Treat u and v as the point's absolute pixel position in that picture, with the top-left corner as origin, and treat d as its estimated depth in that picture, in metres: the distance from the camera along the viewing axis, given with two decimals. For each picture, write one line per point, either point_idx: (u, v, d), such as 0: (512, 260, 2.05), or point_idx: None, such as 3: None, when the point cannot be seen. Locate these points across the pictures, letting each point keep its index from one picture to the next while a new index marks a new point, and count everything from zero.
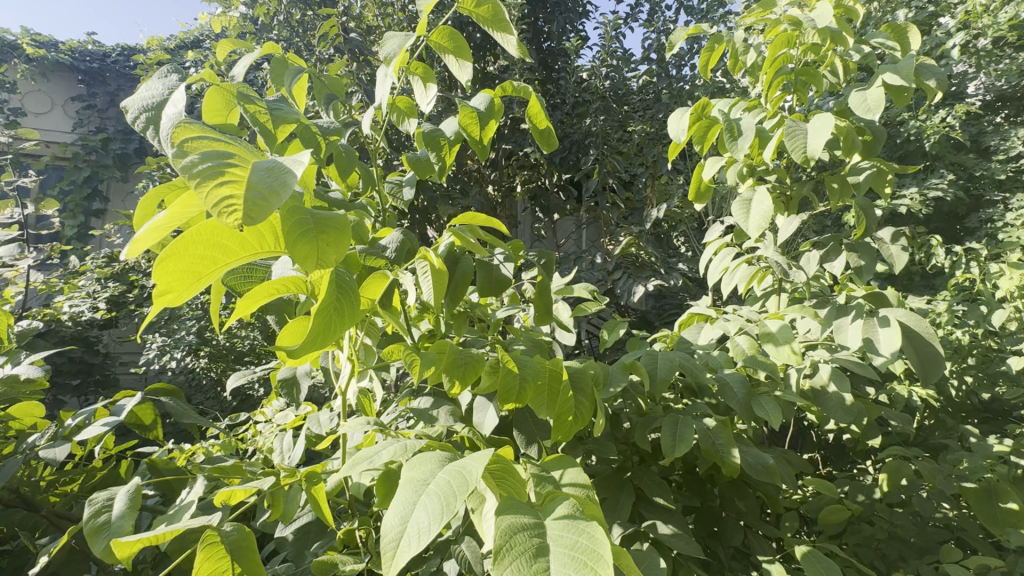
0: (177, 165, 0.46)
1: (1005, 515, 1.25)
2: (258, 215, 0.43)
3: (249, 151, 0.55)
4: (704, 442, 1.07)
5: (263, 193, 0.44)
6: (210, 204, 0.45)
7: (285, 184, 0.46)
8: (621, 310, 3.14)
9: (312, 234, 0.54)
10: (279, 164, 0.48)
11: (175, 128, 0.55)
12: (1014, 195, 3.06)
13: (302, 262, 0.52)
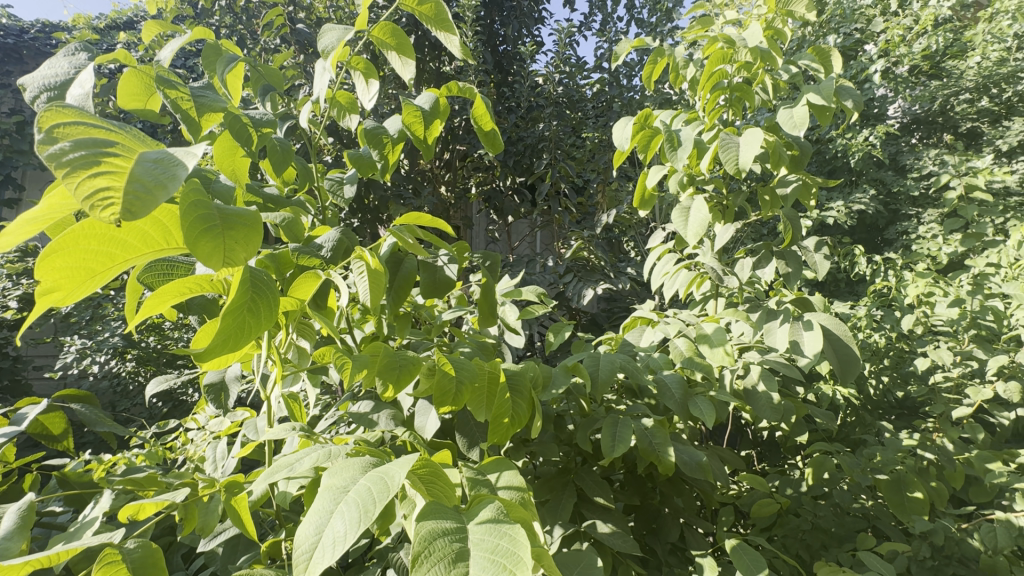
0: (44, 154, 0.42)
1: (911, 503, 1.36)
2: (140, 209, 0.41)
3: (138, 139, 0.51)
4: (642, 441, 1.10)
5: (148, 185, 0.42)
6: (83, 196, 0.42)
7: (174, 176, 0.43)
8: (572, 313, 3.18)
9: (217, 231, 0.52)
10: (167, 154, 0.46)
11: (42, 112, 0.50)
12: (925, 211, 3.32)
13: (207, 260, 0.50)
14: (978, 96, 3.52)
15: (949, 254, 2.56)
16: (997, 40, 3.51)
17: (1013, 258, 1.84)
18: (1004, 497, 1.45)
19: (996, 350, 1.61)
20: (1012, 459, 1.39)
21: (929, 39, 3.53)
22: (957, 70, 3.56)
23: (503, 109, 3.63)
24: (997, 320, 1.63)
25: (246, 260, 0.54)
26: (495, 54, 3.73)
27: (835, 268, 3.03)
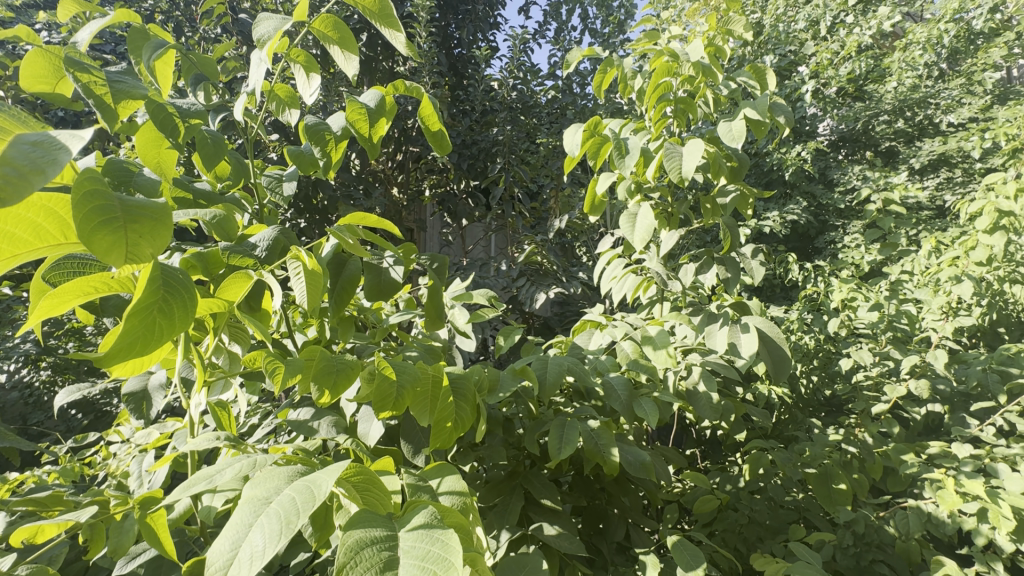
0: None
1: (837, 495, 1.45)
2: (11, 195, 0.37)
3: (18, 120, 0.47)
4: (588, 443, 1.12)
5: (22, 170, 0.38)
6: None
7: (55, 161, 0.40)
8: (525, 317, 3.19)
9: (119, 225, 0.48)
10: (48, 136, 0.42)
11: None
12: (850, 222, 3.53)
13: (106, 255, 0.46)
14: (895, 118, 3.82)
15: (871, 262, 2.76)
16: (910, 68, 3.77)
17: (923, 267, 2.01)
18: (916, 486, 1.57)
19: (909, 350, 1.76)
20: (923, 450, 1.52)
21: (853, 63, 3.81)
22: (878, 94, 3.86)
23: (457, 112, 3.61)
24: (910, 323, 1.77)
25: (154, 255, 0.50)
26: (449, 56, 3.71)
27: (770, 274, 3.20)
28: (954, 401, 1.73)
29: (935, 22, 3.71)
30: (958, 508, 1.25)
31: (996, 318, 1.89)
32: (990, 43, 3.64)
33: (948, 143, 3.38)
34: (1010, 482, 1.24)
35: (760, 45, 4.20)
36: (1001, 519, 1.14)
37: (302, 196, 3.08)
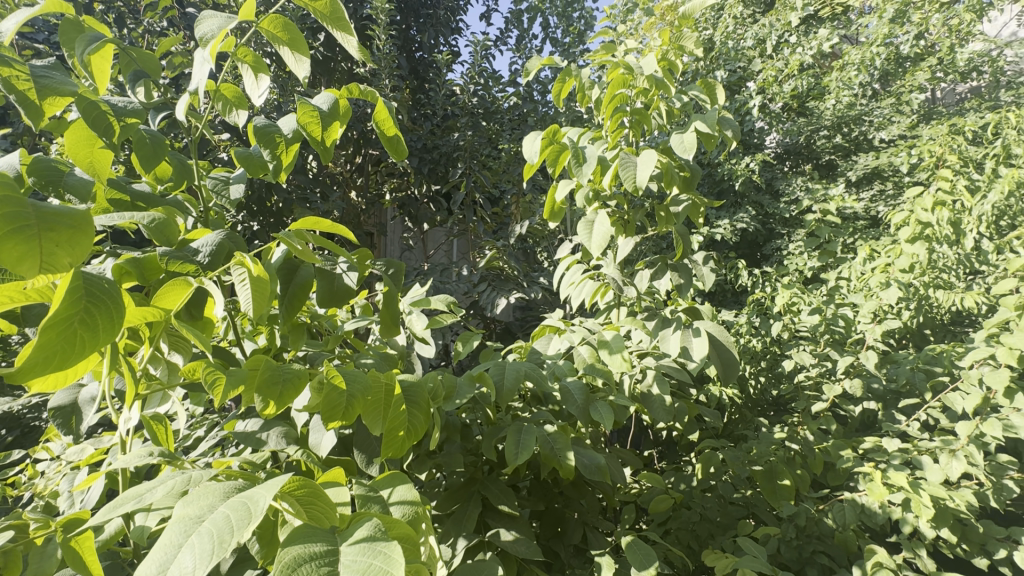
0: None
1: (782, 490, 1.52)
2: None
3: None
4: (544, 447, 1.13)
5: None
6: None
7: None
8: (486, 322, 3.19)
9: (34, 232, 0.47)
10: None
11: None
12: (793, 231, 3.73)
13: (15, 264, 0.45)
14: (834, 133, 4.07)
15: (813, 269, 2.92)
16: (846, 87, 4.00)
17: (858, 273, 2.14)
18: (853, 479, 1.67)
19: (845, 351, 1.87)
20: (858, 445, 1.61)
21: (796, 81, 4.03)
22: (818, 110, 4.09)
23: (418, 116, 3.58)
24: (846, 325, 1.88)
25: (74, 265, 0.49)
26: (410, 60, 3.68)
27: (721, 280, 3.33)
28: (886, 398, 1.85)
29: (868, 45, 3.97)
30: (887, 498, 1.34)
31: (921, 321, 2.03)
32: (916, 66, 3.93)
33: (881, 157, 3.63)
34: (932, 473, 1.34)
35: (713, 60, 4.39)
36: (923, 507, 1.23)
37: (256, 198, 2.98)
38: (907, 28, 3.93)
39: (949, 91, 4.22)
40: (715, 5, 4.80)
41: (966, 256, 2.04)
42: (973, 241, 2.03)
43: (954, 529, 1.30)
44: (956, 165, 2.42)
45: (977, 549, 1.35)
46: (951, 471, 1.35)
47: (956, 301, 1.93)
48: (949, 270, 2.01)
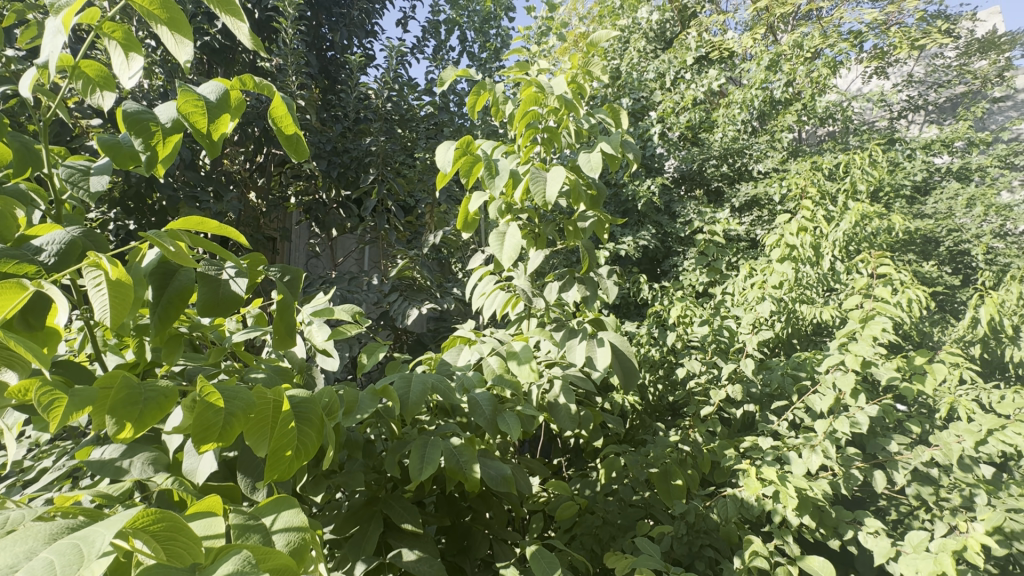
0: None
1: (675, 490, 1.61)
2: None
3: None
4: (449, 461, 1.10)
5: None
6: None
7: None
8: (396, 333, 3.09)
9: None
10: None
11: None
12: (688, 249, 4.07)
13: None
14: (721, 163, 4.52)
15: (703, 284, 3.20)
16: (731, 123, 4.48)
17: (740, 289, 2.38)
18: (734, 476, 1.83)
19: (729, 359, 2.06)
20: (739, 444, 1.78)
21: (690, 114, 4.44)
22: (708, 141, 4.54)
23: (327, 117, 3.41)
24: (730, 336, 2.08)
25: None
26: (320, 58, 3.51)
27: (625, 293, 3.52)
28: (762, 401, 2.07)
29: (749, 88, 4.48)
30: (762, 491, 1.49)
31: (790, 331, 2.31)
32: (786, 109, 4.51)
33: (758, 187, 4.09)
34: (797, 467, 1.52)
35: (619, 87, 4.70)
36: (790, 498, 1.38)
37: (133, 194, 2.66)
38: (779, 76, 4.50)
39: (811, 134, 4.88)
40: (622, 38, 5.16)
41: (823, 275, 2.35)
42: (830, 262, 2.34)
43: (815, 516, 1.48)
44: (816, 197, 2.79)
45: (832, 532, 1.54)
46: (811, 464, 1.54)
47: (816, 314, 2.22)
48: (811, 287, 2.31)
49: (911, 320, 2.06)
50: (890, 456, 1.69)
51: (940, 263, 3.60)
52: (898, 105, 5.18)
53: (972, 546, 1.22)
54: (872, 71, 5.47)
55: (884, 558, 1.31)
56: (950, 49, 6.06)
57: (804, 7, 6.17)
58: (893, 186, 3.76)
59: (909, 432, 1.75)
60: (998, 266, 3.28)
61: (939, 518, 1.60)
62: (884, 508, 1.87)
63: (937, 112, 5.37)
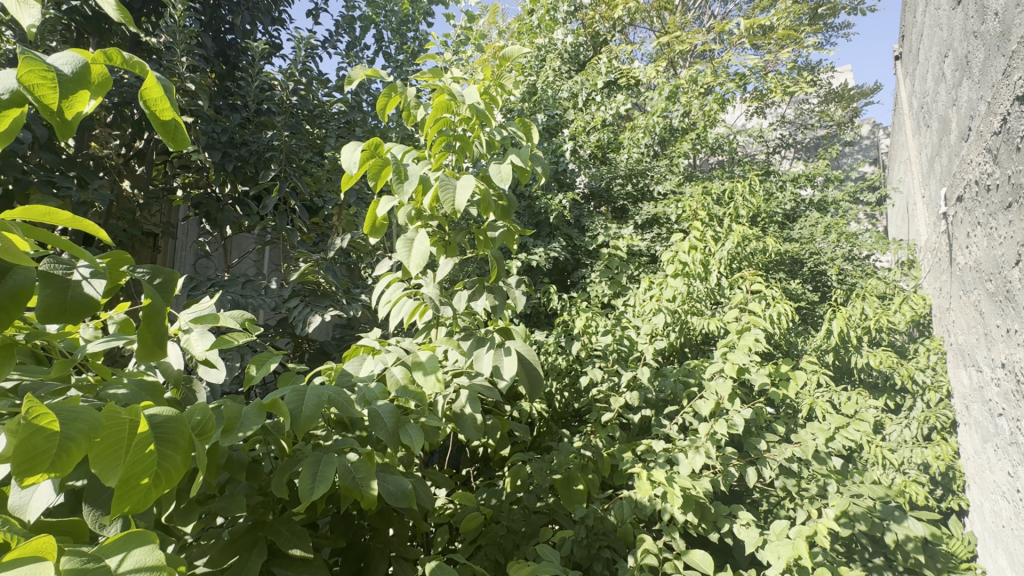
0: None
1: (576, 494, 1.67)
2: None
3: None
4: (344, 479, 1.04)
5: None
6: None
7: None
8: (296, 342, 2.89)
9: None
10: None
11: None
12: (595, 262, 4.27)
13: None
14: (627, 183, 4.81)
15: (608, 296, 3.37)
16: (636, 146, 4.80)
17: (640, 301, 2.54)
18: (631, 479, 1.93)
19: (628, 367, 2.19)
20: (635, 448, 1.88)
21: (599, 134, 4.70)
22: (615, 161, 4.81)
23: (224, 105, 3.13)
24: (630, 344, 2.22)
25: None
26: (216, 40, 3.19)
27: (536, 303, 3.60)
28: (656, 405, 2.21)
29: (651, 115, 4.85)
30: (653, 492, 1.59)
31: (682, 340, 2.50)
32: (683, 137, 4.92)
33: (658, 207, 4.41)
34: (683, 467, 1.64)
35: (535, 103, 4.86)
36: (676, 497, 1.49)
37: None
38: (677, 107, 4.91)
39: (704, 161, 5.38)
40: (539, 56, 5.34)
41: (711, 290, 2.57)
42: (716, 278, 2.58)
43: (697, 512, 1.60)
44: (705, 219, 3.08)
45: (712, 526, 1.68)
46: (695, 464, 1.67)
47: (704, 325, 2.42)
48: (700, 301, 2.52)
49: (780, 330, 2.32)
50: (762, 454, 1.89)
51: (804, 281, 4.12)
52: (773, 141, 5.88)
53: (822, 531, 1.40)
54: (754, 110, 6.18)
55: (754, 546, 1.44)
56: (814, 97, 7.02)
57: (700, 46, 6.82)
58: (768, 213, 4.25)
59: (778, 431, 1.97)
60: (847, 285, 3.83)
61: (800, 507, 1.81)
62: (757, 500, 2.08)
63: (803, 150, 6.19)
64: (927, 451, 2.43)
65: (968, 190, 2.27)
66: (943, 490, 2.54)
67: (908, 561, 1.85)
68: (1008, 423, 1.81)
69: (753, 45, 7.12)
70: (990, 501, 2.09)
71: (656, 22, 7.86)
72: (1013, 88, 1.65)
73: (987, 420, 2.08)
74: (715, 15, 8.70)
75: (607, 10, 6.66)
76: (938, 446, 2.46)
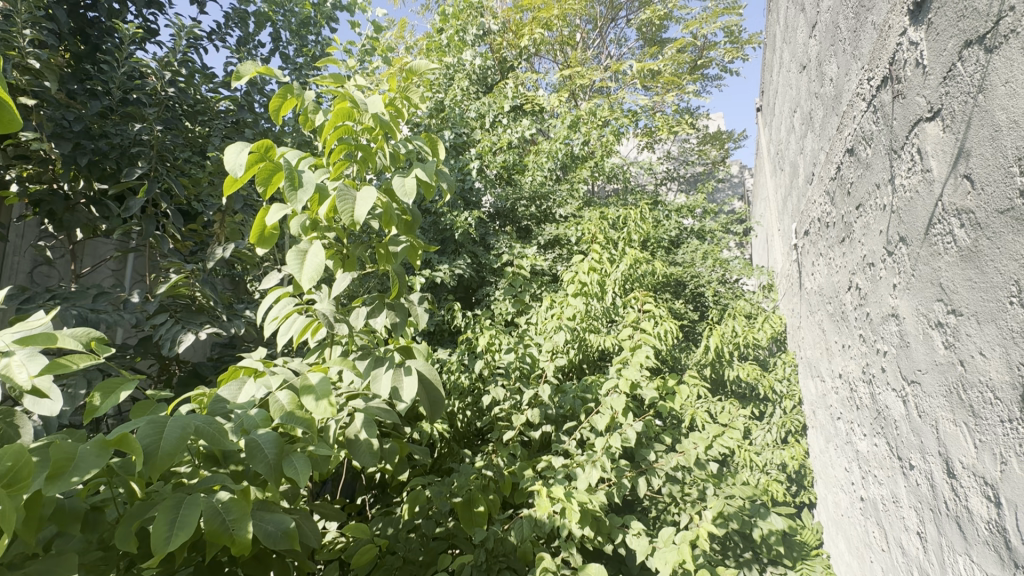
0: None
1: (477, 517, 1.64)
2: None
3: None
4: (210, 522, 0.91)
5: None
6: None
7: None
8: (163, 363, 2.53)
9: None
10: None
11: None
12: (499, 280, 4.31)
13: None
14: (530, 205, 4.97)
15: (510, 314, 3.41)
16: (540, 169, 4.98)
17: (542, 320, 2.60)
18: (530, 497, 1.94)
19: (530, 386, 2.21)
20: (536, 465, 1.90)
21: (505, 155, 4.82)
22: (520, 183, 4.95)
23: (79, 89, 2.69)
24: (532, 362, 2.25)
25: None
26: (71, 15, 2.67)
27: (439, 320, 3.54)
28: (556, 421, 2.26)
29: (554, 141, 5.07)
30: (551, 509, 1.61)
31: (581, 357, 2.60)
32: (583, 164, 5.21)
33: (560, 229, 4.59)
34: (580, 481, 1.68)
35: (442, 120, 4.87)
36: (573, 512, 1.52)
37: None
38: (578, 135, 5.20)
39: (601, 188, 5.75)
40: (447, 74, 5.37)
41: (607, 308, 2.72)
42: (612, 298, 2.73)
43: (593, 525, 1.65)
44: (602, 242, 3.26)
45: (607, 538, 1.74)
46: (591, 477, 1.72)
47: (601, 342, 2.54)
48: (598, 319, 2.65)
49: (666, 347, 2.51)
50: (650, 464, 2.00)
51: (686, 301, 4.54)
52: (661, 174, 6.46)
53: (702, 534, 1.51)
54: (645, 144, 6.76)
55: (643, 554, 1.52)
56: (693, 137, 7.87)
57: (598, 82, 7.34)
58: (657, 239, 4.63)
59: (665, 441, 2.11)
60: (721, 305, 4.26)
61: (683, 511, 1.95)
62: (647, 508, 2.20)
63: (685, 184, 6.87)
64: (785, 452, 2.76)
65: (812, 226, 2.67)
66: (797, 486, 2.91)
67: (771, 553, 2.08)
68: (845, 425, 2.11)
69: (644, 85, 7.83)
70: (833, 494, 2.42)
71: (560, 55, 8.40)
72: (845, 141, 1.97)
73: (830, 424, 2.41)
74: (611, 55, 9.45)
75: (514, 38, 6.92)
76: (793, 448, 2.81)
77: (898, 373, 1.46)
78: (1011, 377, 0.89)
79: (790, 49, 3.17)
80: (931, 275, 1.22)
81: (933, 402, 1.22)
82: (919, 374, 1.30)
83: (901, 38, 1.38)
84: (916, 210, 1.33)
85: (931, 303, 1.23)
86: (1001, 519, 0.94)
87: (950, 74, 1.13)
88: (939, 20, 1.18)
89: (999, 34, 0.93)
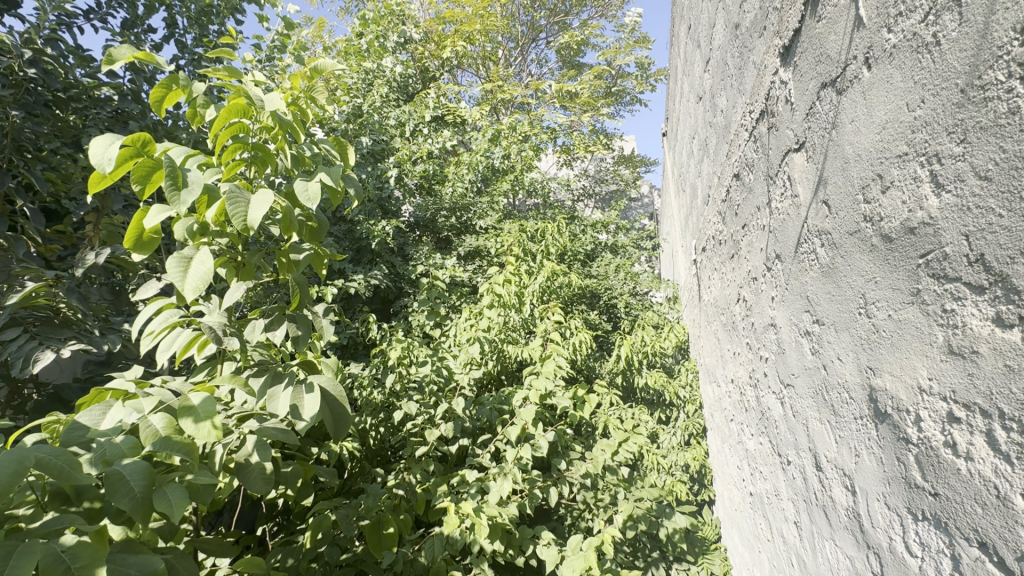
0: None
1: (385, 539, 1.56)
2: None
3: None
4: (51, 571, 0.77)
5: None
6: None
7: None
8: (14, 387, 2.16)
9: None
10: None
11: None
12: (418, 291, 4.20)
13: None
14: (451, 216, 4.93)
15: (428, 326, 3.34)
16: (461, 180, 4.96)
17: (459, 331, 2.56)
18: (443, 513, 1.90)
19: (445, 400, 2.17)
20: (450, 480, 1.85)
21: (425, 165, 4.74)
22: (441, 193, 4.90)
23: None
24: (448, 375, 2.21)
25: None
26: None
27: (352, 333, 3.38)
28: (472, 435, 2.23)
29: (475, 154, 5.09)
30: (462, 525, 1.58)
31: (498, 368, 2.59)
32: (503, 177, 5.27)
33: (479, 240, 4.59)
34: (492, 494, 1.67)
35: (360, 126, 4.70)
36: (482, 527, 1.49)
37: None
38: (498, 149, 5.26)
39: (522, 202, 5.85)
40: (366, 80, 5.20)
41: (525, 319, 2.75)
42: (530, 309, 2.76)
43: (503, 539, 1.64)
44: (520, 255, 3.30)
45: (518, 550, 1.73)
46: (503, 490, 1.71)
47: (518, 353, 2.56)
48: (516, 330, 2.66)
49: (580, 357, 2.59)
50: (562, 473, 2.04)
51: (600, 312, 4.72)
52: (579, 190, 6.72)
53: (606, 539, 1.55)
54: (564, 161, 6.99)
55: (552, 562, 1.53)
56: (608, 157, 8.30)
57: (519, 99, 7.52)
58: (574, 252, 4.79)
59: (576, 449, 2.17)
60: (632, 316, 4.48)
61: (595, 516, 2.01)
62: (561, 516, 2.24)
63: (600, 200, 7.21)
64: (688, 454, 2.94)
65: (708, 243, 2.90)
66: (699, 485, 3.11)
67: (676, 550, 2.19)
68: (737, 426, 2.29)
69: (563, 105, 8.14)
70: (728, 490, 2.61)
71: (483, 70, 8.49)
72: (733, 166, 2.17)
73: (725, 425, 2.60)
74: (532, 74, 9.72)
75: (436, 49, 6.88)
76: (694, 449, 3.01)
77: (777, 377, 1.61)
78: (862, 378, 1.02)
79: (689, 81, 3.45)
80: (800, 289, 1.37)
81: (803, 403, 1.36)
82: (793, 378, 1.44)
83: (775, 76, 1.55)
84: (788, 230, 1.48)
85: (801, 313, 1.37)
86: (856, 505, 1.06)
87: (811, 111, 1.29)
88: (802, 63, 1.34)
89: (847, 79, 1.08)
